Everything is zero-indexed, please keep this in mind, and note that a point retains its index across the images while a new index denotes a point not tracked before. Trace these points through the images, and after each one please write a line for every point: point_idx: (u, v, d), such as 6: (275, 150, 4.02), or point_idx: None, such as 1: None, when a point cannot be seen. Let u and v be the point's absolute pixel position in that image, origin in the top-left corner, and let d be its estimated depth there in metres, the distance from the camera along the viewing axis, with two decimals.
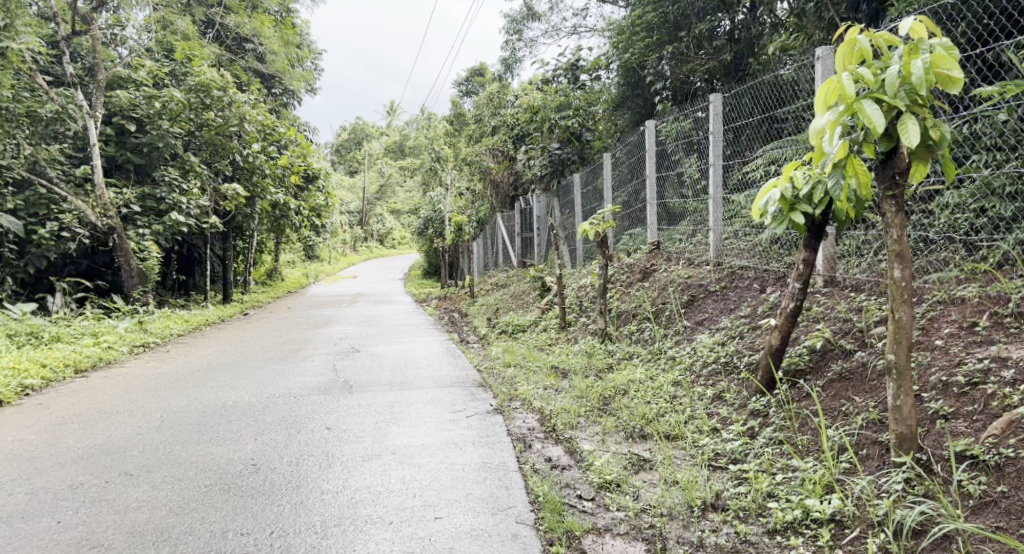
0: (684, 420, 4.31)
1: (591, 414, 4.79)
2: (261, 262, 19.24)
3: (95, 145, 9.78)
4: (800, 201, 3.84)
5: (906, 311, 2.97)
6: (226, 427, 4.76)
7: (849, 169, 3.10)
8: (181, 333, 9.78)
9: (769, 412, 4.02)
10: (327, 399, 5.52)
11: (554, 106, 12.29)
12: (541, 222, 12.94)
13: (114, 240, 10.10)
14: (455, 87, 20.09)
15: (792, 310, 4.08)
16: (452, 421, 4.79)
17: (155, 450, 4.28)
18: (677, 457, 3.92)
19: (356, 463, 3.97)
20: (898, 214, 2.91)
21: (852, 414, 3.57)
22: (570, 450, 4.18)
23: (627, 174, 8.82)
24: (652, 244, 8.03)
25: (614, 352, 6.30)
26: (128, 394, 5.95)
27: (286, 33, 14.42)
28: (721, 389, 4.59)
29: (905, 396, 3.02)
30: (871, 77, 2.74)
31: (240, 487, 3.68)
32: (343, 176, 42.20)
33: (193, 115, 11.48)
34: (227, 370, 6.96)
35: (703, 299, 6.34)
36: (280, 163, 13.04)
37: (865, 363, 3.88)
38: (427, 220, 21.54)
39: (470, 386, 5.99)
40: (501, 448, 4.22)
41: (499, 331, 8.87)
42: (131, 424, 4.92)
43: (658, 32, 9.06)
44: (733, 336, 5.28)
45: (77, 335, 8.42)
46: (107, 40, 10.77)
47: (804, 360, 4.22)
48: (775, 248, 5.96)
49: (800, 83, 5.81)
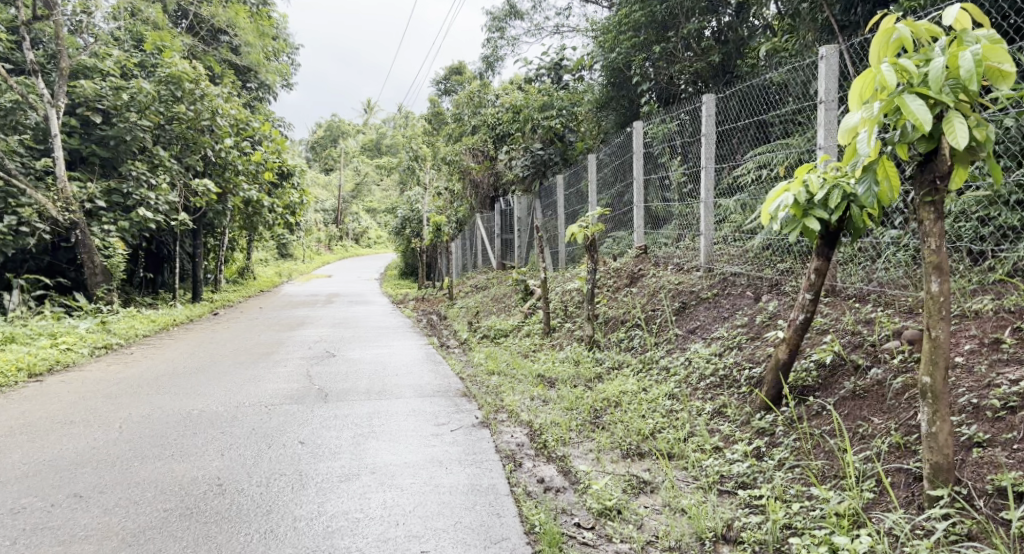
0: (683, 437, 4.06)
1: (583, 428, 4.50)
2: (233, 260, 18.72)
3: (57, 137, 9.34)
4: (813, 206, 3.60)
5: (944, 329, 2.75)
6: (191, 440, 4.40)
7: (881, 172, 2.86)
8: (147, 335, 9.32)
9: (776, 432, 3.76)
10: (301, 409, 5.17)
11: (537, 107, 11.99)
12: (522, 223, 12.67)
13: (77, 236, 9.74)
14: (434, 85, 19.73)
15: (802, 322, 3.84)
16: (436, 436, 4.47)
17: (111, 467, 3.90)
18: (679, 479, 3.67)
19: (333, 484, 3.64)
20: (937, 222, 2.69)
21: (873, 438, 3.34)
22: (564, 469, 3.90)
23: (613, 176, 8.57)
24: (639, 247, 7.77)
25: (602, 361, 6.03)
26: (85, 401, 5.54)
27: (261, 25, 13.97)
28: (721, 403, 4.33)
29: (941, 422, 2.80)
30: (914, 70, 2.51)
31: (203, 512, 3.33)
32: (319, 173, 41.66)
33: (163, 107, 11.04)
34: (193, 375, 6.56)
35: (695, 306, 6.07)
36: (254, 159, 12.60)
37: (880, 381, 3.64)
38: (403, 220, 21.14)
39: (453, 396, 5.67)
40: (490, 468, 3.92)
41: (480, 336, 8.58)
42: (85, 436, 4.53)
43: (645, 32, 8.81)
44: (730, 347, 5.01)
45: (34, 336, 7.96)
46: (72, 27, 10.29)
47: (812, 376, 3.97)
48: (768, 255, 5.73)
49: (789, 86, 5.68)
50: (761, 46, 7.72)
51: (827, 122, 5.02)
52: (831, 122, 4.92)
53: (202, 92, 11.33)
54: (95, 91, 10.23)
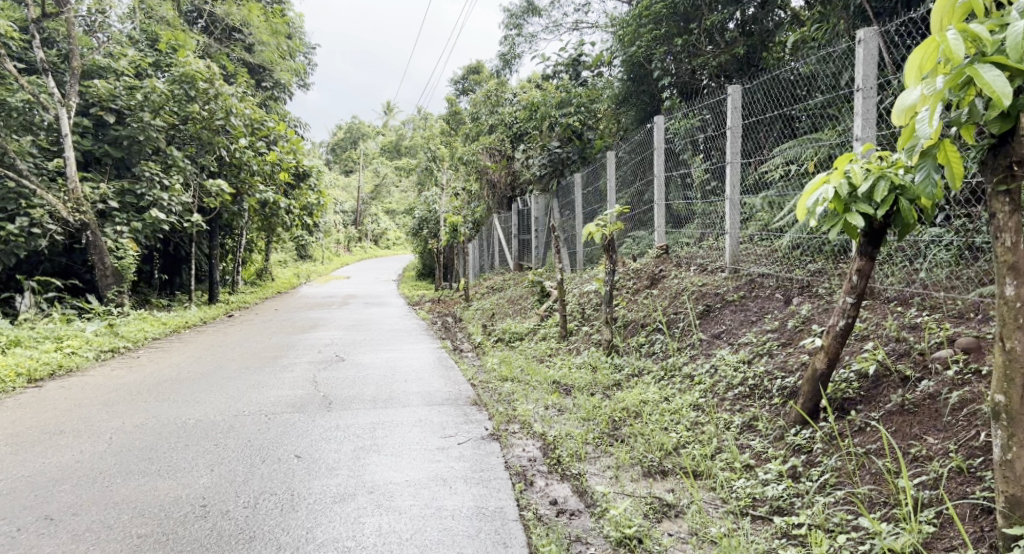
0: (710, 454, 3.72)
1: (600, 441, 4.17)
2: (250, 262, 18.54)
3: (68, 136, 9.13)
4: (857, 199, 3.23)
5: (1022, 340, 2.40)
6: (180, 453, 4.13)
7: (941, 156, 2.48)
8: (156, 338, 9.11)
9: (814, 450, 3.40)
10: (301, 419, 4.88)
11: (555, 103, 11.59)
12: (540, 223, 12.36)
13: (88, 237, 9.50)
14: (451, 85, 19.53)
15: (842, 328, 3.46)
16: (442, 450, 4.16)
17: (89, 484, 3.64)
18: (706, 501, 3.34)
19: (326, 505, 3.36)
20: (1013, 216, 2.35)
21: (928, 460, 2.98)
22: (579, 489, 3.56)
23: (631, 174, 8.25)
24: (661, 248, 7.38)
25: (621, 367, 5.68)
26: (80, 409, 5.29)
27: (274, 23, 13.73)
28: (752, 416, 3.98)
29: (1018, 448, 2.46)
30: (989, 36, 2.17)
31: (181, 539, 3.08)
32: (339, 175, 41.53)
33: (176, 107, 10.83)
34: (195, 380, 6.31)
35: (719, 309, 5.70)
36: (269, 160, 12.33)
37: (932, 395, 3.27)
38: (421, 221, 20.87)
39: (463, 404, 5.34)
40: (498, 488, 3.59)
41: (495, 339, 8.24)
42: (72, 448, 4.28)
43: (666, 23, 8.41)
44: (760, 354, 4.65)
45: (38, 339, 7.76)
46: (85, 26, 10.10)
47: (853, 387, 3.60)
48: (798, 254, 5.37)
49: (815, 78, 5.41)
50: (788, 37, 7.37)
51: (865, 110, 4.66)
52: (869, 110, 4.56)
53: (217, 92, 11.02)
54: (109, 91, 10.05)
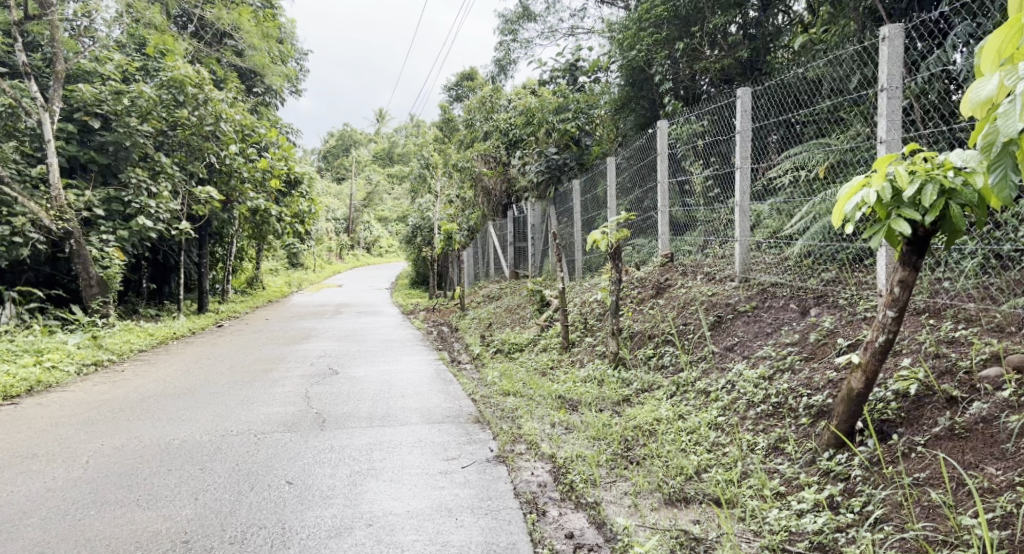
0: (736, 479, 3.43)
1: (614, 464, 3.87)
2: (240, 270, 18.11)
3: (51, 142, 8.76)
4: (900, 204, 2.96)
5: None
6: (162, 479, 3.82)
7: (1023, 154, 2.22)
8: (142, 350, 8.74)
9: (854, 477, 3.14)
10: (293, 440, 4.57)
11: (552, 109, 11.32)
12: (536, 231, 12.13)
13: (72, 246, 9.11)
14: (444, 92, 19.31)
15: (882, 344, 3.17)
16: (445, 475, 3.86)
17: (59, 518, 3.35)
18: (739, 534, 3.05)
19: (320, 542, 3.09)
20: None
21: (993, 494, 2.76)
22: (596, 520, 3.29)
23: (631, 182, 7.98)
24: (664, 255, 7.06)
25: (630, 381, 5.37)
26: (57, 429, 4.97)
27: (264, 27, 13.42)
28: (778, 437, 3.69)
29: None
30: None
31: None
32: (331, 183, 41.18)
33: (164, 112, 10.53)
34: (181, 397, 5.98)
35: (731, 320, 5.38)
36: (259, 167, 12.00)
37: (986, 419, 3.05)
38: (415, 229, 20.53)
39: (464, 422, 5.04)
40: (509, 520, 3.31)
41: (494, 351, 7.94)
42: (44, 474, 3.97)
43: (669, 27, 8.15)
44: (781, 370, 4.35)
45: (17, 353, 7.39)
46: (71, 30, 9.76)
47: (892, 408, 3.35)
48: (816, 263, 5.10)
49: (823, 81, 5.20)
50: (796, 37, 7.12)
51: (889, 112, 4.38)
52: (894, 112, 4.29)
53: (205, 97, 10.76)
54: (94, 96, 9.72)
